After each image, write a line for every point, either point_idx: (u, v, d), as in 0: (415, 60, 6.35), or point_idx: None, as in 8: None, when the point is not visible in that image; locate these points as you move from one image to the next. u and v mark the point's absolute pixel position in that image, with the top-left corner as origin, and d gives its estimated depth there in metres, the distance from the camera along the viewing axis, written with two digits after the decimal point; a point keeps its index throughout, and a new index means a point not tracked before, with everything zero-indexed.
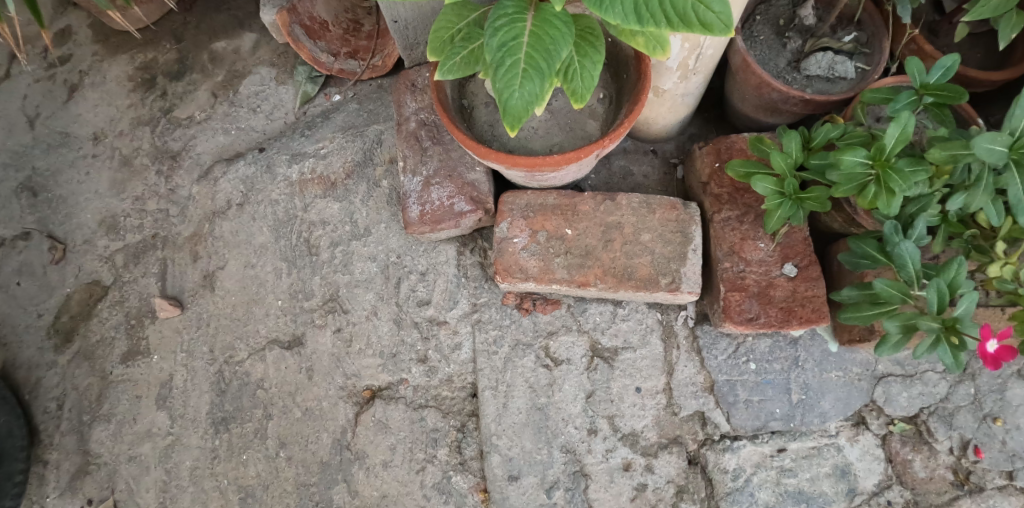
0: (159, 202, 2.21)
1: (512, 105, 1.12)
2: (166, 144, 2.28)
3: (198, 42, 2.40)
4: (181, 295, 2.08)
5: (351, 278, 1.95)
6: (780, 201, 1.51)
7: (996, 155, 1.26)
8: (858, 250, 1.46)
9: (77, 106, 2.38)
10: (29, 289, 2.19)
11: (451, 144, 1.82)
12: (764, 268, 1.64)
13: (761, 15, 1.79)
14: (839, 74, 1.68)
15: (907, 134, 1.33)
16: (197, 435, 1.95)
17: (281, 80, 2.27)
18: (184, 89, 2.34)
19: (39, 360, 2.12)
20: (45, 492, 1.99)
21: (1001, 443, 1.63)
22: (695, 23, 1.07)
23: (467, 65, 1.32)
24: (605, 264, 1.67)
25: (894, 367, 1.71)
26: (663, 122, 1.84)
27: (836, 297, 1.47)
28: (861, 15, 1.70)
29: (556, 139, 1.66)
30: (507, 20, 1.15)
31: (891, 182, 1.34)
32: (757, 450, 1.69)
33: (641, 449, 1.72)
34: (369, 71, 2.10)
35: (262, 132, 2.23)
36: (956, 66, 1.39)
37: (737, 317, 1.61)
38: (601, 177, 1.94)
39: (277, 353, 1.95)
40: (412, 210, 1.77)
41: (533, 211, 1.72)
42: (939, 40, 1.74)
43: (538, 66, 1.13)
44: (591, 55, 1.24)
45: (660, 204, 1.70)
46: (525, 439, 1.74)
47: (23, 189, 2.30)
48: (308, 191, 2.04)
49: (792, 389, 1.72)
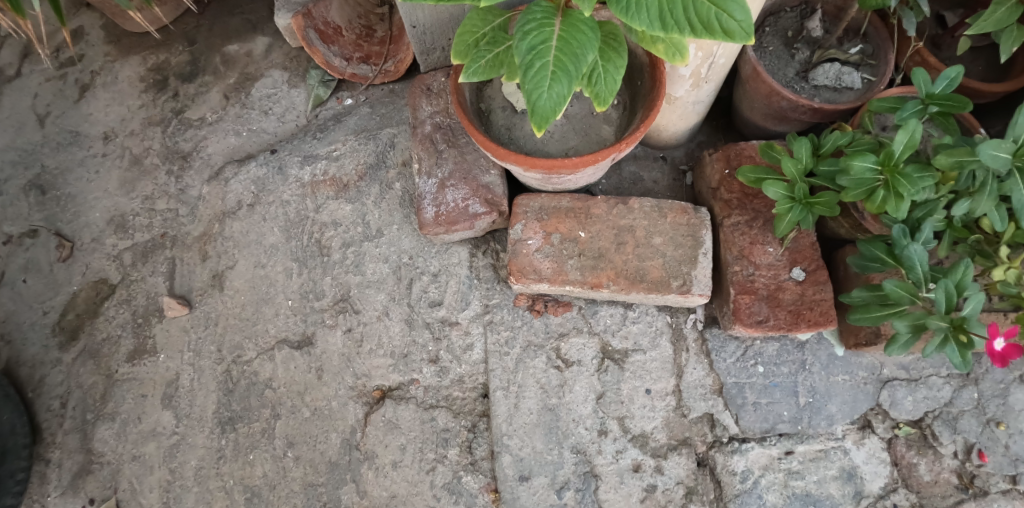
0: (169, 202, 2.22)
1: (540, 106, 1.14)
2: (177, 144, 2.29)
3: (211, 45, 2.42)
4: (190, 294, 2.08)
5: (362, 278, 1.96)
6: (790, 206, 1.54)
7: (1000, 162, 1.30)
8: (868, 252, 1.49)
9: (89, 105, 2.39)
10: (35, 286, 2.18)
11: (466, 147, 1.85)
12: (773, 272, 1.68)
13: (771, 26, 1.85)
14: (846, 84, 1.74)
15: (915, 141, 1.37)
16: (203, 434, 1.93)
17: (293, 84, 2.29)
18: (196, 90, 2.36)
19: (43, 358, 2.11)
20: (46, 491, 1.97)
21: (1005, 447, 1.66)
22: (717, 30, 1.09)
23: (492, 68, 1.35)
24: (618, 266, 1.69)
25: (899, 371, 1.75)
26: (674, 129, 1.89)
27: (846, 298, 1.50)
28: (867, 28, 1.78)
29: (572, 142, 1.70)
30: (537, 25, 1.19)
31: (900, 187, 1.38)
32: (766, 453, 1.71)
33: (651, 450, 1.73)
34: (382, 75, 2.13)
35: (274, 134, 2.24)
36: (960, 77, 1.44)
37: (747, 319, 1.65)
38: (612, 182, 1.98)
39: (287, 352, 1.95)
40: (427, 211, 1.79)
41: (547, 213, 1.74)
42: (942, 53, 1.81)
43: (566, 69, 1.16)
44: (614, 61, 1.29)
45: (672, 209, 1.74)
46: (537, 439, 1.75)
47: (32, 187, 2.30)
48: (319, 192, 2.06)
49: (799, 393, 1.75)
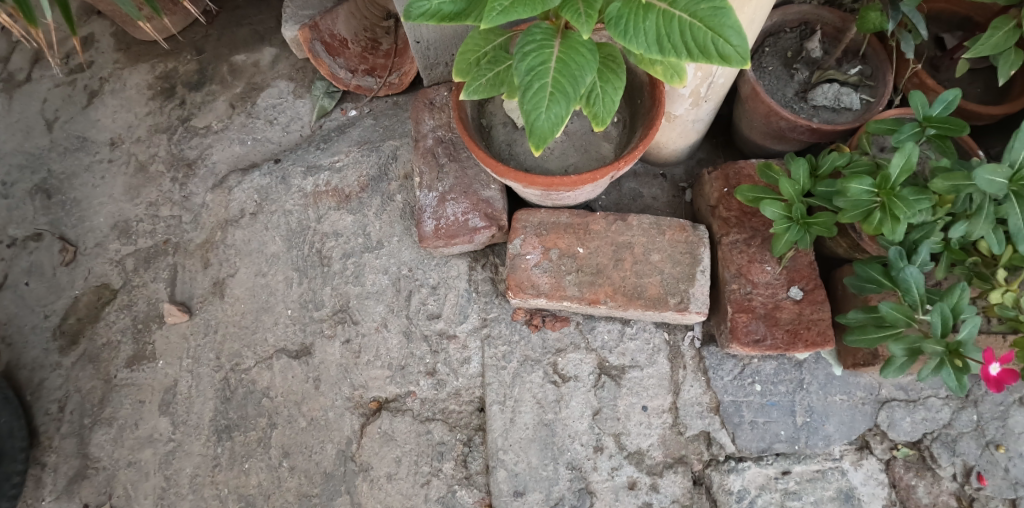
0: (172, 208, 2.24)
1: (538, 126, 1.14)
2: (182, 152, 2.31)
3: (219, 54, 2.45)
4: (190, 301, 2.09)
5: (362, 289, 1.97)
6: (787, 225, 1.55)
7: (997, 187, 1.31)
8: (864, 274, 1.50)
9: (96, 111, 2.42)
10: (37, 290, 2.20)
11: (467, 162, 1.86)
12: (771, 291, 1.68)
13: (770, 47, 1.87)
14: (845, 105, 1.76)
15: (911, 164, 1.38)
16: (199, 442, 1.94)
17: (299, 94, 2.32)
18: (203, 99, 2.38)
19: (43, 361, 2.12)
20: (40, 495, 1.98)
21: (1005, 470, 1.65)
22: (714, 55, 1.09)
23: (492, 86, 1.36)
24: (616, 283, 1.70)
25: (898, 392, 1.74)
26: (673, 147, 1.90)
27: (843, 319, 1.51)
28: (866, 49, 1.79)
29: (572, 160, 1.71)
30: (536, 46, 1.20)
31: (896, 209, 1.38)
32: (762, 472, 1.70)
33: (647, 468, 1.73)
34: (386, 88, 2.17)
35: (278, 144, 2.26)
36: (957, 100, 1.44)
37: (744, 338, 1.65)
38: (612, 198, 1.99)
39: (285, 362, 1.95)
40: (427, 224, 1.81)
41: (546, 228, 1.75)
42: (941, 74, 1.82)
43: (564, 90, 1.16)
44: (612, 82, 1.30)
45: (670, 226, 1.74)
46: (532, 454, 1.75)
47: (38, 190, 2.32)
48: (322, 203, 2.07)
49: (797, 412, 1.75)
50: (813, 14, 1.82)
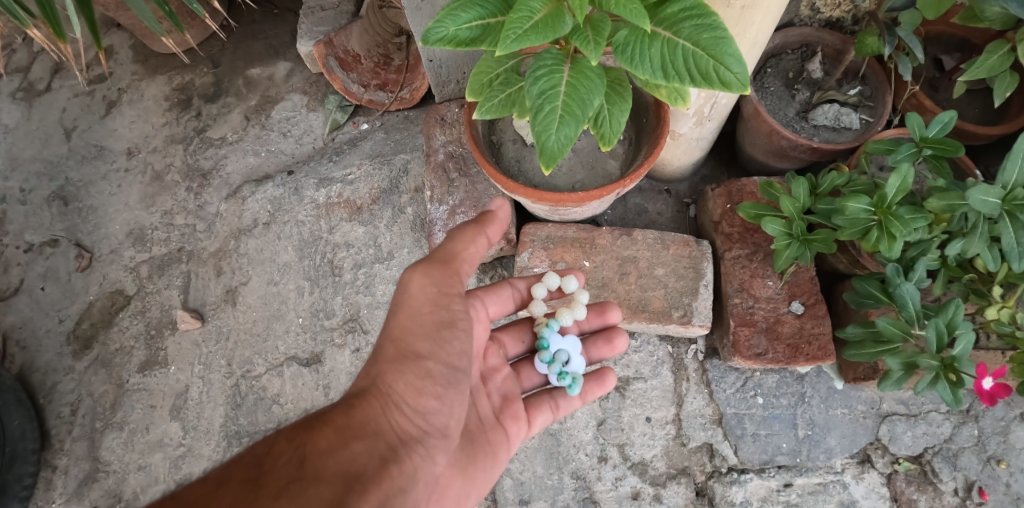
0: (187, 217, 2.29)
1: (548, 146, 1.19)
2: (197, 163, 2.37)
3: (234, 67, 2.52)
4: (203, 308, 2.14)
5: (373, 299, 2.02)
6: (788, 242, 1.59)
7: (990, 206, 1.36)
8: (863, 289, 1.54)
9: (114, 121, 2.49)
10: (52, 294, 2.25)
11: (477, 177, 1.91)
12: (772, 305, 1.72)
13: (772, 68, 1.92)
14: (844, 124, 1.80)
15: (907, 184, 1.43)
16: (208, 447, 1.98)
17: (312, 107, 2.37)
18: (218, 111, 2.44)
19: (56, 365, 2.17)
20: (50, 497, 2.01)
21: (1006, 485, 1.68)
22: (716, 82, 1.14)
23: (504, 107, 1.41)
24: (621, 296, 1.74)
25: (899, 406, 1.78)
26: (677, 164, 1.95)
27: (842, 334, 1.55)
28: (866, 70, 1.83)
29: (579, 176, 1.77)
30: (547, 71, 1.26)
31: (892, 228, 1.42)
32: (764, 484, 1.73)
33: (650, 478, 1.76)
34: (398, 102, 2.22)
35: (291, 156, 2.32)
36: (953, 122, 1.49)
37: (746, 351, 1.69)
38: (617, 212, 2.03)
39: (295, 370, 2.00)
40: (437, 237, 1.85)
41: (554, 242, 1.80)
42: (939, 95, 1.88)
43: (573, 113, 1.21)
44: (619, 104, 1.35)
45: (674, 241, 1.78)
46: (537, 463, 1.79)
47: (55, 197, 2.38)
48: (334, 214, 2.12)
49: (798, 425, 1.78)
50: (814, 36, 1.87)
